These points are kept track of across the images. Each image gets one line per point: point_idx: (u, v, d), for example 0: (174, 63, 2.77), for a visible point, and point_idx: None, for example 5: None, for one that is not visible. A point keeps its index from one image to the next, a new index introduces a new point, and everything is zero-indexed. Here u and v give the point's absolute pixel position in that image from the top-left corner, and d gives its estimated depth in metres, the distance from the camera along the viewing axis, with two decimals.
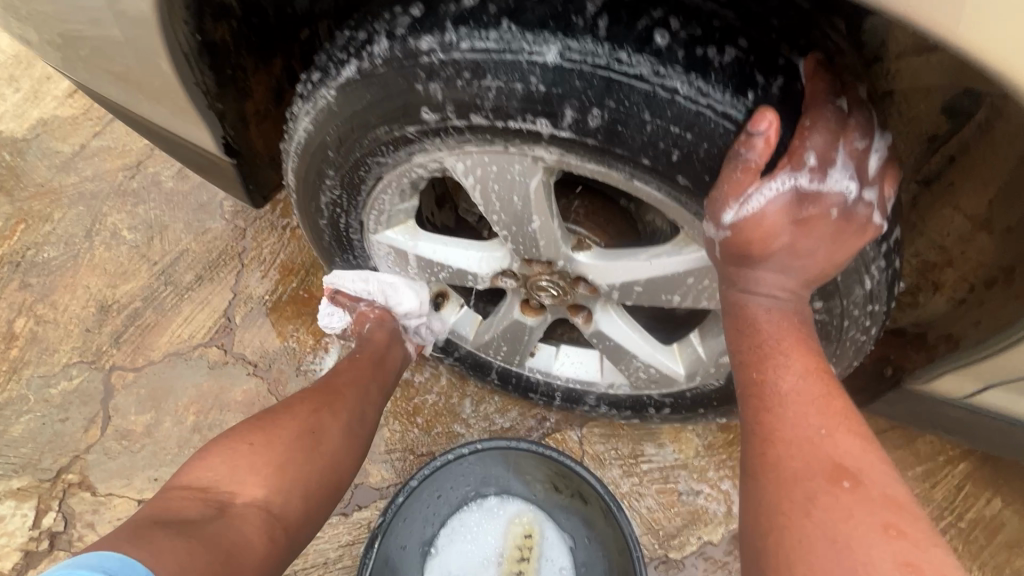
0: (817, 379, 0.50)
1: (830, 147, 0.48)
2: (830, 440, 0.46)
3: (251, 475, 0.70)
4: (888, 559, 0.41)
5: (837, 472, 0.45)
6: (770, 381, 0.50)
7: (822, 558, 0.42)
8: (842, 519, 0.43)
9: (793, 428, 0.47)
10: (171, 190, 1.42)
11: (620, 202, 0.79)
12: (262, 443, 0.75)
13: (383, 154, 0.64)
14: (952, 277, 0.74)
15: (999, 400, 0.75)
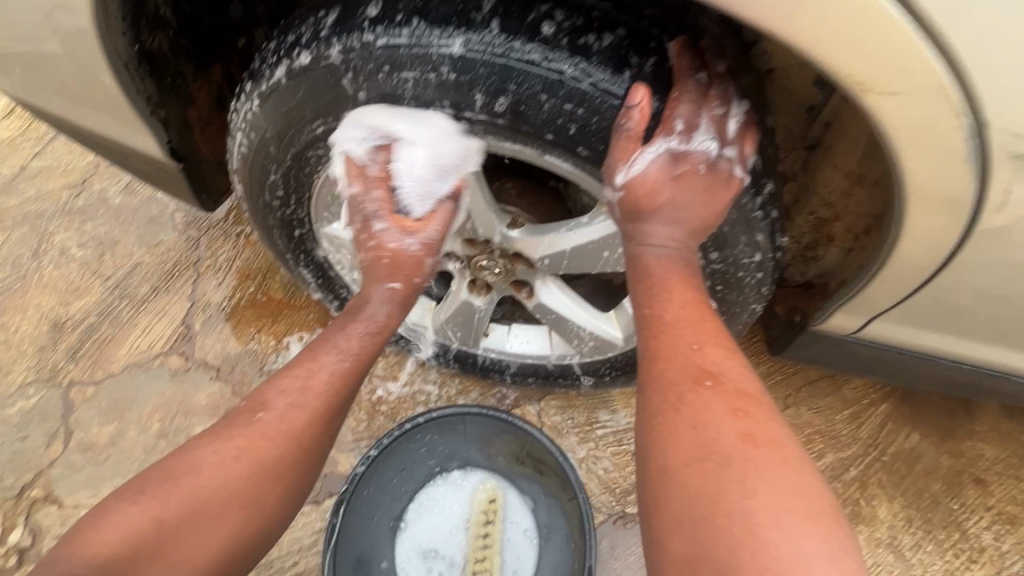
0: (693, 307, 0.64)
1: (694, 115, 0.60)
2: (699, 352, 0.61)
3: (164, 541, 0.61)
4: (733, 432, 0.55)
5: (701, 374, 0.59)
6: (657, 312, 0.64)
7: (685, 436, 0.56)
8: (702, 408, 0.57)
9: (671, 344, 0.62)
10: (120, 205, 1.42)
11: (550, 183, 0.85)
12: (170, 491, 0.64)
13: (321, 147, 0.69)
14: (841, 230, 0.86)
15: (895, 333, 0.82)
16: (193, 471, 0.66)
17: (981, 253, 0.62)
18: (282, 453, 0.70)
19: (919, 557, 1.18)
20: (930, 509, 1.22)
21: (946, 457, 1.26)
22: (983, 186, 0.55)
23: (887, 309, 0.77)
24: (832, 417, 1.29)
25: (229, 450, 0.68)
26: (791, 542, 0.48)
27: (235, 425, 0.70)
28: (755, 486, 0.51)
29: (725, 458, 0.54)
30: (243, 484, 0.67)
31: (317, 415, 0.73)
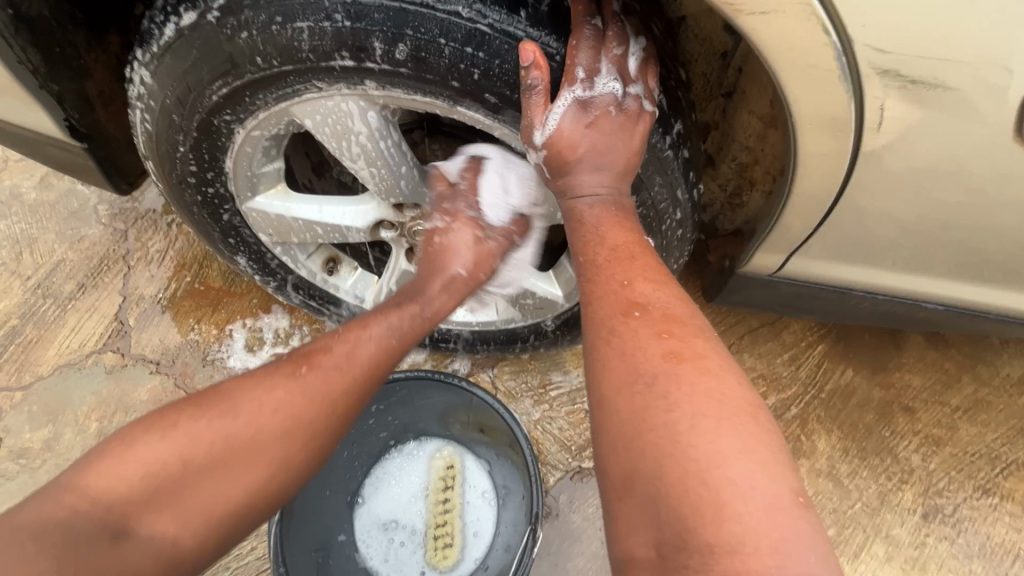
0: (622, 242, 0.65)
1: (594, 59, 0.60)
2: (627, 284, 0.62)
3: (189, 484, 0.62)
4: (658, 352, 0.57)
5: (629, 305, 0.61)
6: (588, 254, 0.66)
7: (615, 364, 0.58)
8: (630, 336, 0.59)
9: (602, 282, 0.64)
10: (36, 202, 1.35)
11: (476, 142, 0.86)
12: (207, 431, 0.64)
13: (226, 112, 0.67)
14: (761, 173, 0.88)
15: (814, 268, 0.86)
16: (231, 417, 0.65)
17: (871, 176, 0.66)
18: (321, 413, 0.69)
19: (855, 483, 1.26)
20: (864, 438, 1.30)
21: (878, 389, 1.35)
22: (864, 106, 0.59)
23: (803, 243, 0.81)
24: (773, 361, 1.35)
25: (270, 401, 0.67)
26: (710, 445, 0.50)
27: (280, 372, 0.70)
28: (680, 400, 0.53)
29: (652, 376, 0.55)
30: (280, 436, 0.66)
31: (367, 380, 0.74)
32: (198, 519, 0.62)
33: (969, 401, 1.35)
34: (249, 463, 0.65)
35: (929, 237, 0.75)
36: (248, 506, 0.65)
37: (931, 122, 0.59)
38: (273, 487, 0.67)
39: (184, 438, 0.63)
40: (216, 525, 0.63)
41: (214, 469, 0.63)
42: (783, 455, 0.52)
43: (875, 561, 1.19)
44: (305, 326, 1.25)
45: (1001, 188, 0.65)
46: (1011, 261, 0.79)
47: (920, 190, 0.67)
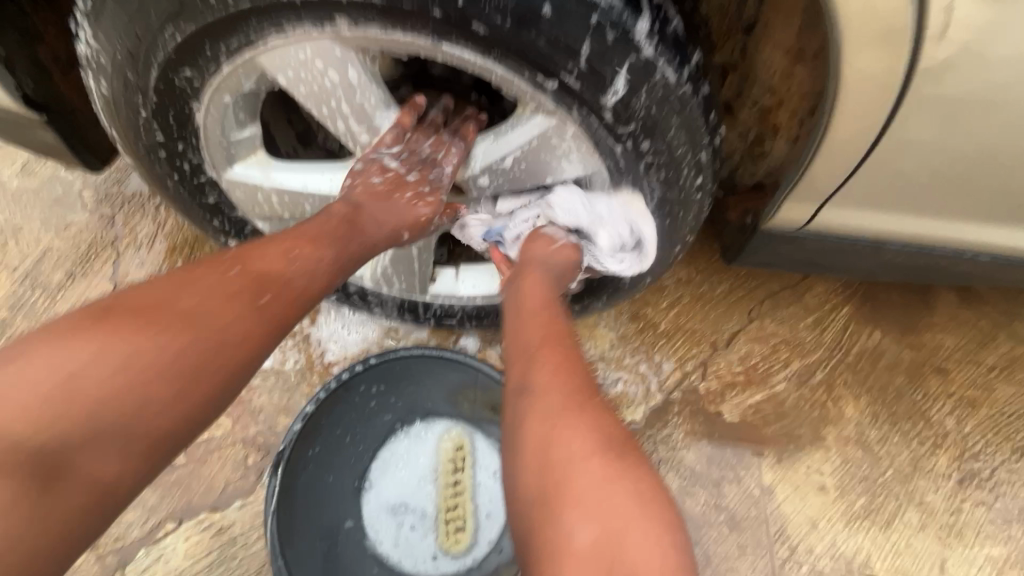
0: (561, 336, 0.72)
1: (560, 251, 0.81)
2: (572, 367, 0.67)
3: (87, 408, 0.52)
4: (600, 436, 0.60)
5: (581, 387, 0.66)
6: (534, 341, 0.71)
7: (553, 429, 0.61)
8: (578, 410, 0.62)
9: (546, 354, 0.68)
10: (18, 189, 1.30)
11: (473, 97, 0.79)
12: (132, 349, 0.56)
13: (185, 65, 0.60)
14: (785, 117, 0.80)
15: (848, 219, 0.79)
16: (139, 350, 0.56)
17: (919, 101, 0.59)
18: (253, 336, 0.64)
19: (886, 449, 1.18)
20: (894, 402, 1.23)
21: (908, 351, 1.27)
22: (921, 12, 0.52)
23: (836, 190, 0.72)
24: (796, 325, 1.28)
25: (187, 329, 0.59)
26: (610, 496, 0.55)
27: (219, 293, 0.64)
28: (583, 450, 0.59)
29: (565, 428, 0.61)
30: (198, 368, 0.59)
31: (296, 302, 0.69)
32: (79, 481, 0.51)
33: (1005, 360, 1.27)
34: (104, 409, 0.53)
35: (980, 175, 0.68)
36: (153, 440, 0.55)
37: (995, 27, 0.52)
38: (184, 431, 0.58)
39: (73, 374, 0.53)
40: (100, 486, 0.52)
41: (106, 412, 0.53)
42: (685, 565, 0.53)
43: (909, 530, 1.12)
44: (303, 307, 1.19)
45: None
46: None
47: (974, 115, 0.60)
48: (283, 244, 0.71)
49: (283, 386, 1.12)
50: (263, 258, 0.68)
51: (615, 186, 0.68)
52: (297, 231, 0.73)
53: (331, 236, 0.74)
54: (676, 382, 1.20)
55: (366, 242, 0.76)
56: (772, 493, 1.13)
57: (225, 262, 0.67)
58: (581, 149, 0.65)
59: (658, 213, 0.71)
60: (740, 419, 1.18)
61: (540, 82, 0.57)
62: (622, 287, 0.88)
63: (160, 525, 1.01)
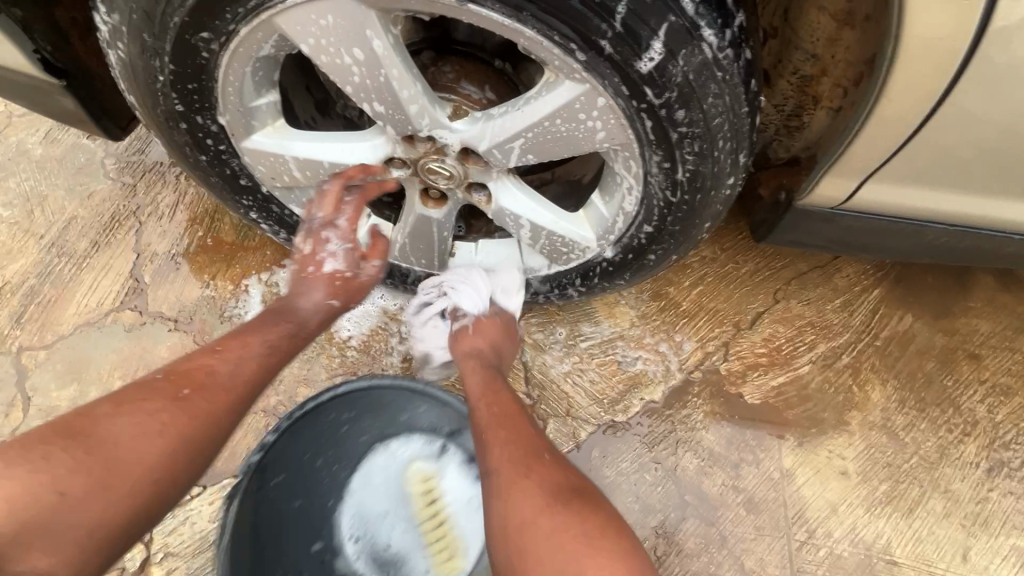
0: (511, 413, 0.82)
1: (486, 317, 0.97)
2: (531, 442, 0.78)
3: (77, 507, 0.58)
4: (564, 491, 0.71)
5: (538, 454, 0.76)
6: (490, 420, 0.81)
7: (517, 491, 0.71)
8: (542, 473, 0.73)
9: (502, 434, 0.78)
10: (43, 158, 1.31)
11: (495, 63, 0.75)
12: (80, 465, 0.60)
13: (203, 29, 0.59)
14: (827, 86, 0.75)
15: (888, 198, 0.75)
16: (49, 457, 0.59)
17: (984, 64, 0.55)
18: (215, 412, 0.69)
19: (912, 436, 1.15)
20: (923, 388, 1.19)
21: (939, 336, 1.23)
22: None
23: (881, 165, 0.69)
24: (823, 307, 1.24)
25: (90, 441, 0.62)
26: (561, 544, 0.66)
27: (154, 392, 0.67)
28: (537, 505, 0.69)
29: (525, 490, 0.71)
30: (171, 460, 0.65)
31: (223, 397, 0.71)
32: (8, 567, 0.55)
33: None
34: (27, 511, 0.56)
35: None
36: (126, 521, 0.61)
37: None
38: (128, 518, 0.62)
39: (24, 492, 0.57)
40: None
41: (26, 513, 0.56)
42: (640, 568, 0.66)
43: (932, 517, 1.10)
44: None
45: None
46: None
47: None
48: (211, 344, 0.75)
49: (303, 357, 1.14)
50: (189, 361, 0.72)
51: (645, 157, 0.65)
52: (223, 335, 0.77)
53: (261, 323, 0.80)
54: (697, 362, 1.18)
55: (298, 317, 0.81)
56: (792, 475, 1.11)
57: (151, 379, 0.70)
58: (608, 120, 0.62)
59: (689, 188, 0.68)
60: (761, 401, 1.16)
61: (571, 47, 0.55)
62: (647, 263, 0.86)
63: (186, 489, 1.04)
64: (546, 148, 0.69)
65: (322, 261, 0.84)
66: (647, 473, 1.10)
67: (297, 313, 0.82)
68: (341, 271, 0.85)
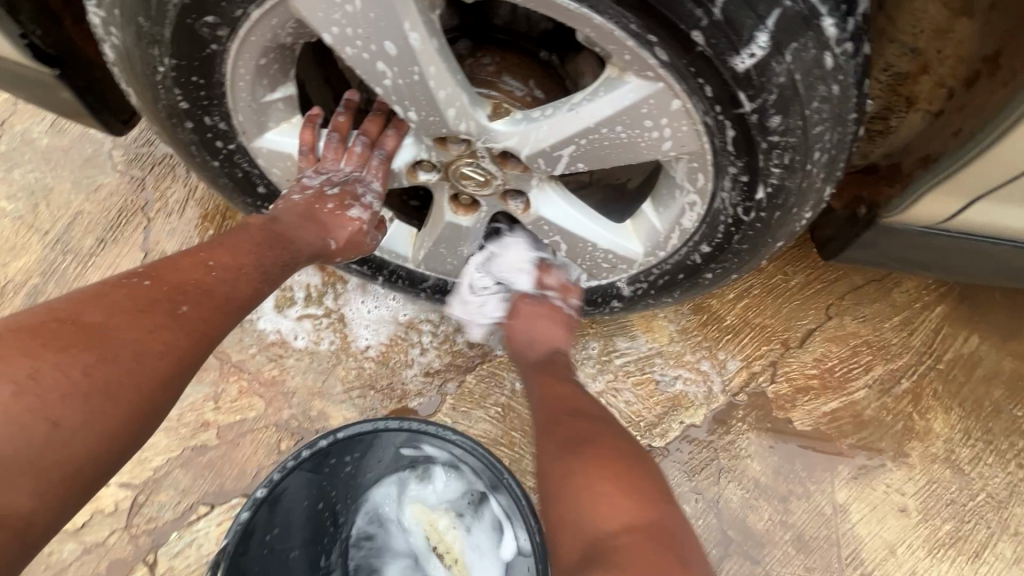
0: (558, 380, 0.81)
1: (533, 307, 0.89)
2: (581, 402, 0.76)
3: (64, 435, 0.47)
4: (601, 443, 0.67)
5: (581, 411, 0.73)
6: (538, 386, 0.81)
7: (557, 440, 0.69)
8: (584, 428, 0.70)
9: (548, 396, 0.78)
10: (48, 148, 1.25)
11: (541, 55, 0.66)
12: (67, 374, 0.49)
13: (210, 10, 0.50)
14: (928, 86, 0.64)
15: (998, 216, 0.64)
16: (36, 376, 0.47)
17: None
18: (214, 316, 0.59)
19: (978, 471, 1.05)
20: (991, 418, 1.09)
21: (1009, 360, 1.12)
22: None
23: (1005, 178, 0.59)
24: (881, 325, 1.13)
25: (92, 347, 0.51)
26: (588, 491, 0.61)
27: (129, 295, 0.56)
28: (572, 452, 0.66)
29: (561, 438, 0.69)
30: (175, 363, 0.55)
31: (222, 307, 0.61)
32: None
33: None
34: (14, 444, 0.45)
35: None
36: (125, 434, 0.51)
37: None
38: (131, 440, 0.51)
39: (12, 423, 0.45)
40: (12, 527, 0.44)
41: (12, 446, 0.45)
42: (667, 530, 0.58)
43: (1001, 563, 1.00)
44: (337, 285, 1.10)
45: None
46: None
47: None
48: (198, 256, 0.63)
49: (317, 368, 1.06)
50: (178, 271, 0.60)
51: (720, 169, 0.56)
52: (214, 243, 0.65)
53: (257, 242, 0.68)
54: (742, 384, 1.08)
55: (292, 247, 0.70)
56: (846, 512, 1.02)
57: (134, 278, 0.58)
58: (679, 127, 0.53)
59: (769, 205, 0.58)
60: (812, 428, 1.07)
61: (653, 37, 0.46)
62: (702, 282, 0.77)
63: (193, 508, 0.98)
64: (600, 157, 0.59)
65: (348, 211, 0.75)
66: (686, 504, 1.01)
67: (290, 243, 0.70)
68: (364, 218, 0.76)
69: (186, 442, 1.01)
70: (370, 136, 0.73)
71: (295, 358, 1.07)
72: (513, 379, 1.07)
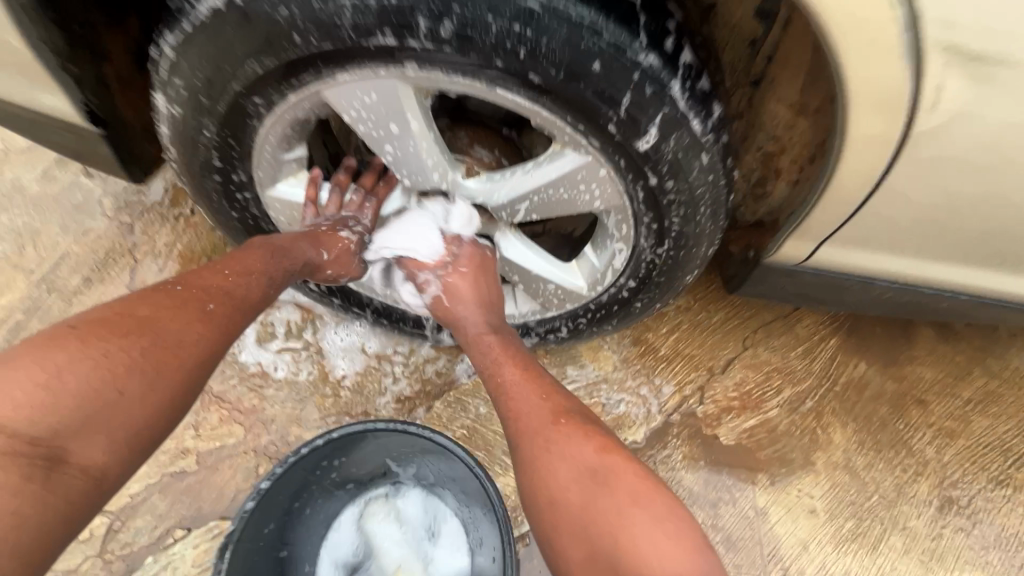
0: (527, 380, 0.82)
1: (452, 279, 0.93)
2: (553, 405, 0.77)
3: (127, 403, 0.59)
4: (592, 450, 0.70)
5: (559, 414, 0.75)
6: (507, 394, 0.81)
7: (550, 462, 0.70)
8: (568, 437, 0.72)
9: (522, 405, 0.78)
10: (38, 195, 1.33)
11: (503, 131, 0.85)
12: (129, 354, 0.61)
13: (257, 94, 0.66)
14: (787, 162, 0.87)
15: (844, 257, 0.86)
16: (109, 355, 0.59)
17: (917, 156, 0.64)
18: (235, 315, 0.72)
19: (872, 475, 1.24)
20: (879, 431, 1.29)
21: (890, 383, 1.34)
22: (918, 87, 0.57)
23: (834, 230, 0.80)
24: (788, 354, 1.34)
25: (145, 335, 0.63)
26: (599, 509, 0.64)
27: (169, 299, 0.68)
28: (569, 473, 0.68)
29: (552, 456, 0.70)
30: (206, 350, 0.67)
31: (242, 308, 0.73)
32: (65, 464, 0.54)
33: (979, 394, 1.34)
34: (91, 405, 0.57)
35: (972, 225, 0.74)
36: (170, 405, 0.62)
37: (982, 104, 0.58)
38: (174, 410, 0.63)
39: (92, 388, 0.57)
40: (89, 473, 0.55)
41: (89, 407, 0.56)
42: (682, 523, 0.63)
43: (894, 553, 1.18)
44: (316, 320, 1.21)
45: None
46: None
47: (975, 170, 0.65)
48: (217, 268, 0.75)
49: (296, 397, 1.15)
50: (203, 280, 0.72)
51: (636, 217, 0.75)
52: (229, 257, 0.78)
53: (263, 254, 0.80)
54: (676, 405, 1.26)
55: (296, 259, 0.82)
56: (766, 514, 1.18)
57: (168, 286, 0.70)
58: (605, 189, 0.73)
59: (674, 245, 0.78)
60: (736, 442, 1.24)
61: (583, 127, 0.65)
62: (633, 310, 0.94)
63: (170, 532, 1.02)
64: (548, 208, 0.78)
65: (339, 233, 0.88)
66: None
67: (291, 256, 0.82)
68: (353, 240, 0.90)
69: (165, 468, 1.07)
70: (365, 186, 0.90)
71: (275, 388, 1.15)
72: (477, 404, 1.19)
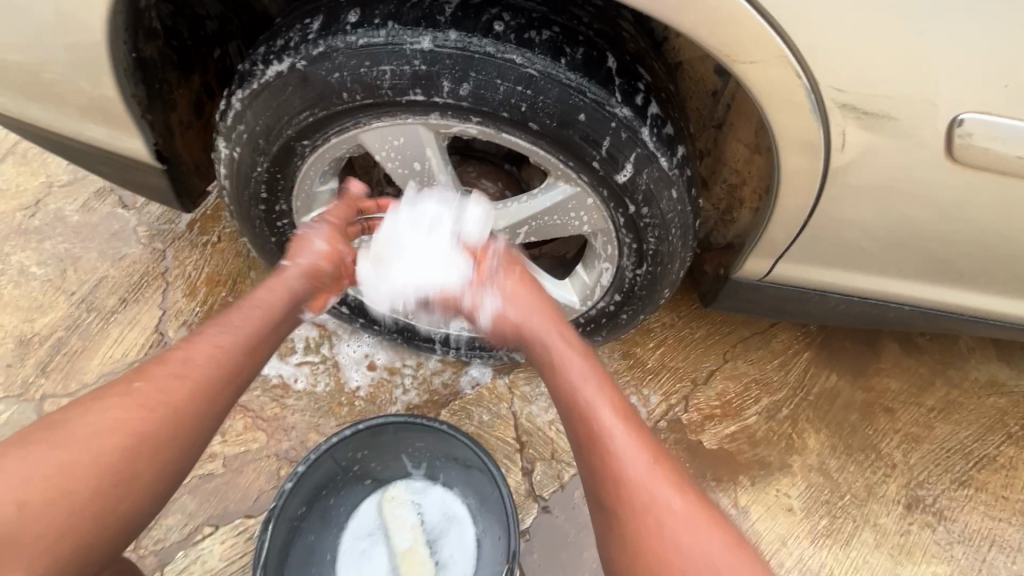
0: (630, 437, 0.73)
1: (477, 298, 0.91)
2: (651, 458, 0.72)
3: (84, 487, 0.62)
4: (695, 516, 0.68)
5: (657, 466, 0.71)
6: (611, 462, 0.71)
7: (653, 531, 0.67)
8: (672, 503, 0.69)
9: (626, 472, 0.70)
10: (78, 223, 1.46)
11: (505, 167, 0.99)
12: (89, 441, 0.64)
13: (307, 138, 0.80)
14: (748, 193, 1.01)
15: (798, 273, 1.00)
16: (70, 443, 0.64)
17: (840, 186, 0.80)
18: (204, 384, 0.72)
19: (844, 476, 1.35)
20: (850, 436, 1.40)
21: (860, 393, 1.45)
22: (830, 131, 0.73)
23: (787, 249, 0.94)
24: (764, 366, 1.46)
25: (107, 420, 0.66)
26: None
27: (138, 378, 0.70)
28: (677, 542, 0.66)
29: (663, 522, 0.67)
30: (168, 426, 0.68)
31: (213, 376, 0.73)
32: (21, 532, 0.58)
33: (942, 402, 1.45)
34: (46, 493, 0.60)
35: (902, 244, 0.89)
36: (136, 482, 0.65)
37: (883, 144, 0.74)
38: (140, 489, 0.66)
39: (47, 477, 0.61)
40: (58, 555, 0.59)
41: (47, 494, 0.60)
42: None
43: (866, 548, 1.28)
44: (332, 336, 1.33)
45: (960, 202, 0.79)
46: (973, 262, 0.91)
47: (891, 195, 0.80)
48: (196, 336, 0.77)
49: (314, 407, 1.26)
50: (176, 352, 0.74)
51: (618, 237, 0.89)
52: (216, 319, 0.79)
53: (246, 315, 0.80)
54: (662, 413, 1.37)
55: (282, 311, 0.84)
56: (747, 512, 1.29)
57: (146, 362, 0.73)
58: (592, 216, 0.87)
59: (652, 263, 0.91)
60: (718, 447, 1.35)
61: (573, 164, 0.80)
62: (620, 321, 1.07)
63: (199, 529, 1.12)
64: (544, 231, 0.92)
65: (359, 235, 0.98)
66: None
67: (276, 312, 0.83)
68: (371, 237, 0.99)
69: (194, 471, 1.16)
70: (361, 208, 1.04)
71: (295, 398, 1.26)
72: (480, 413, 1.30)
